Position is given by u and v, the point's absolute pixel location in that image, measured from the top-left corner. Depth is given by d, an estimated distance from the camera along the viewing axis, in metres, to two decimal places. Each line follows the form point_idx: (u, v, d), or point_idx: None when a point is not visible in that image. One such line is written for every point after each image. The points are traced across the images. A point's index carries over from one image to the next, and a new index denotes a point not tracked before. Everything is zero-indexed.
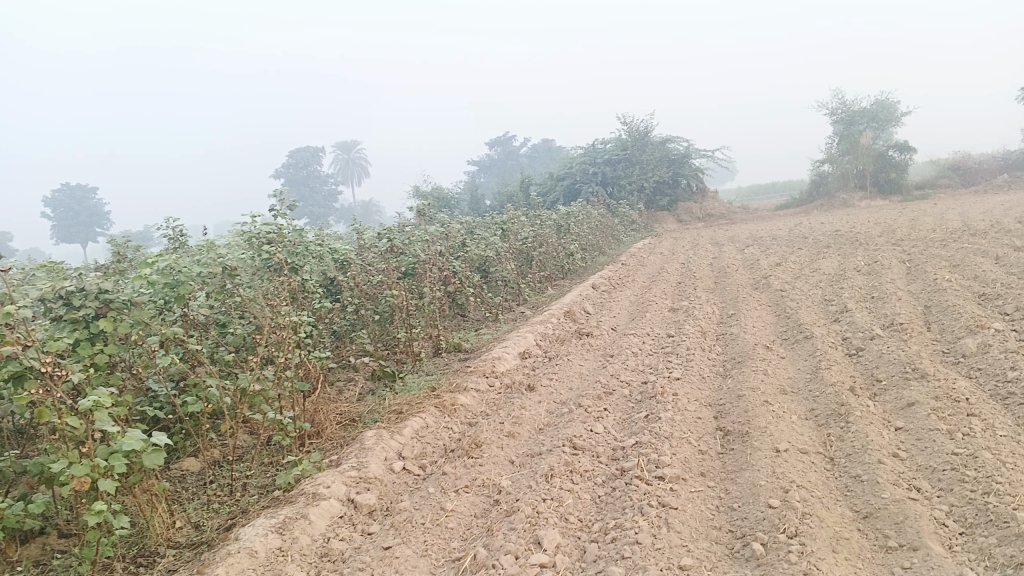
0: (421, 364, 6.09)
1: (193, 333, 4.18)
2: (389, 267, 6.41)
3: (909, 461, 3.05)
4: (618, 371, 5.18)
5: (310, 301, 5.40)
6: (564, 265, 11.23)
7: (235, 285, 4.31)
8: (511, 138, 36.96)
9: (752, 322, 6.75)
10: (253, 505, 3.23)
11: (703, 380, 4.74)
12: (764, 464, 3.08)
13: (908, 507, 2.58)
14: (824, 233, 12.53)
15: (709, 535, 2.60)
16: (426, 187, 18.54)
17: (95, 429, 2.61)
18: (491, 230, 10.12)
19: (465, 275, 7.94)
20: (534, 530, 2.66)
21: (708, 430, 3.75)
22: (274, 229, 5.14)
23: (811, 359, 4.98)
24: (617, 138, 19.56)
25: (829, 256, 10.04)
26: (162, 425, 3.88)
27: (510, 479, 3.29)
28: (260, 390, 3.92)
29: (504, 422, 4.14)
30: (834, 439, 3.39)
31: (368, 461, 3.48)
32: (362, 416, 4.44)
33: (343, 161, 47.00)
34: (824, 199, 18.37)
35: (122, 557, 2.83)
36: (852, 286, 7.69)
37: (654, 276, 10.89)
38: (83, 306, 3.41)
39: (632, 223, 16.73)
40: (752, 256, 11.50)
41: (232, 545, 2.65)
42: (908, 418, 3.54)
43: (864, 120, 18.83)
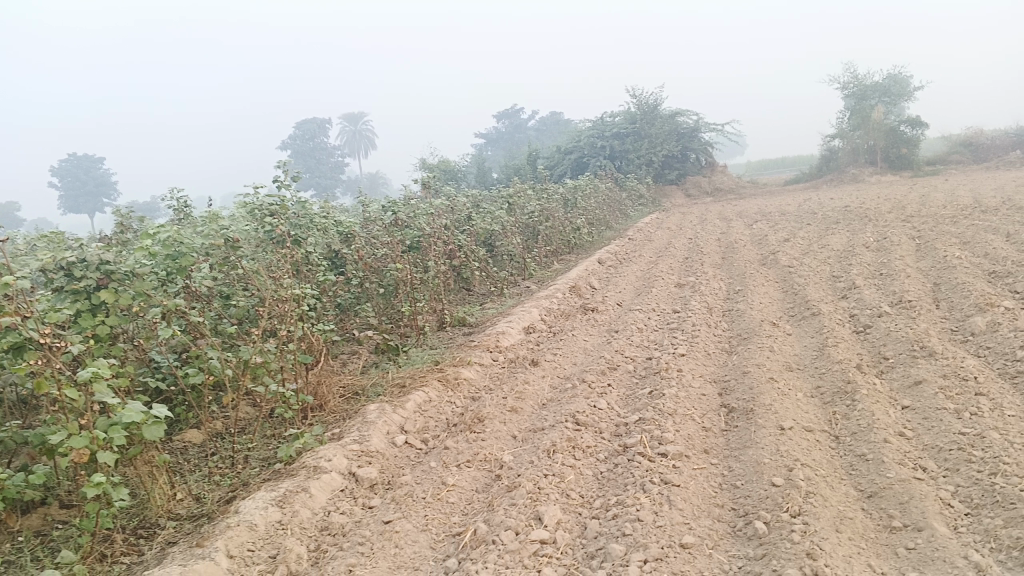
0: (426, 338, 6.08)
1: (196, 305, 4.18)
2: (394, 240, 6.38)
3: (915, 440, 3.01)
4: (623, 347, 5.16)
5: (314, 275, 5.38)
6: (570, 239, 11.18)
7: (237, 258, 4.29)
8: (520, 111, 36.72)
9: (759, 298, 6.71)
10: (255, 478, 3.23)
11: (708, 356, 4.71)
12: (768, 442, 3.05)
13: (912, 487, 2.55)
14: (833, 209, 12.43)
15: (711, 512, 2.58)
16: (432, 160, 18.45)
17: (94, 401, 2.60)
18: (497, 205, 10.07)
19: (470, 249, 7.90)
20: (534, 507, 2.63)
21: (712, 407, 3.72)
22: (277, 201, 5.09)
23: (817, 336, 4.94)
24: (625, 111, 19.41)
25: (838, 232, 9.95)
26: (165, 397, 3.89)
27: (511, 454, 3.28)
28: (263, 362, 3.92)
29: (507, 397, 4.12)
30: (839, 417, 3.36)
31: (370, 434, 3.46)
32: (365, 390, 4.43)
33: (350, 132, 46.82)
34: (834, 174, 18.23)
35: (123, 528, 2.83)
36: (861, 263, 7.62)
37: (661, 251, 10.82)
38: (84, 276, 3.42)
39: (639, 197, 16.63)
40: (760, 231, 11.43)
41: (232, 518, 2.64)
42: (915, 397, 3.50)
43: (876, 94, 18.61)
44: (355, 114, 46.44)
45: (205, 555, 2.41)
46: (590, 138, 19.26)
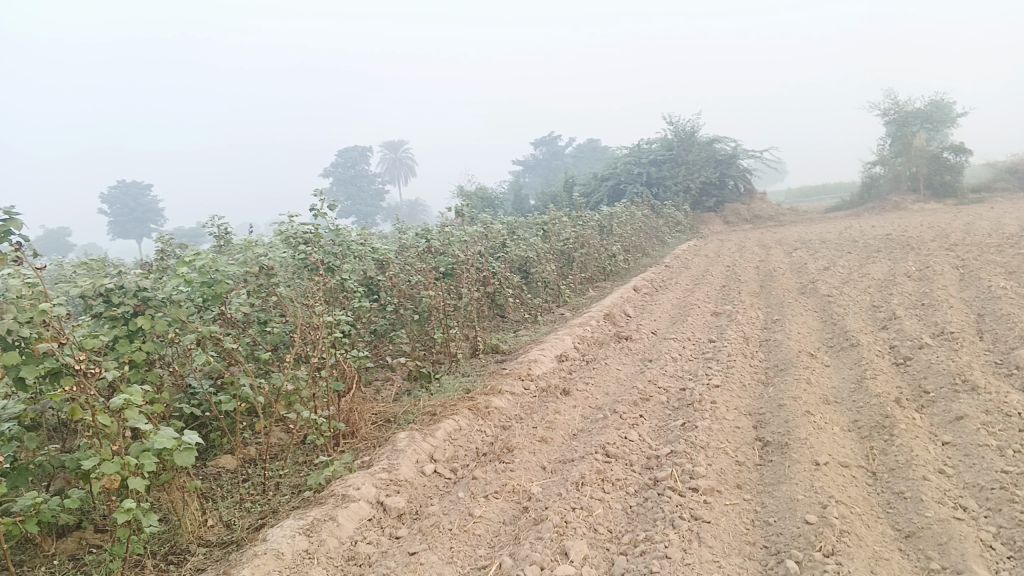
0: (459, 365, 6.09)
1: (231, 332, 4.23)
2: (428, 267, 6.42)
3: (956, 478, 2.93)
4: (656, 377, 5.10)
5: (348, 302, 5.43)
6: (606, 266, 11.16)
7: (272, 286, 4.34)
8: (557, 138, 36.88)
9: (797, 328, 6.61)
10: (284, 505, 3.23)
11: (744, 387, 4.64)
12: (802, 477, 2.98)
13: (952, 528, 2.47)
14: (875, 237, 12.25)
15: (742, 550, 2.52)
16: (470, 188, 18.61)
17: (127, 426, 2.64)
18: (532, 231, 10.11)
19: (504, 276, 7.93)
20: (561, 541, 2.60)
21: (747, 440, 3.66)
22: (312, 229, 5.16)
23: (856, 368, 4.85)
24: (663, 138, 19.42)
25: (879, 261, 9.79)
26: (200, 422, 3.95)
27: (540, 486, 3.25)
28: (296, 388, 3.96)
29: (537, 427, 4.09)
30: (877, 452, 3.28)
31: (399, 463, 3.46)
32: (397, 417, 4.44)
33: (389, 160, 47.45)
34: (875, 201, 17.98)
35: (154, 554, 2.85)
36: (902, 293, 7.48)
37: (698, 279, 10.73)
38: (122, 303, 3.51)
39: (676, 224, 16.56)
40: (800, 259, 11.29)
41: (259, 547, 2.65)
42: (955, 432, 3.40)
43: (918, 121, 18.37)
44: (395, 142, 47.03)
45: None
46: (627, 165, 19.23)
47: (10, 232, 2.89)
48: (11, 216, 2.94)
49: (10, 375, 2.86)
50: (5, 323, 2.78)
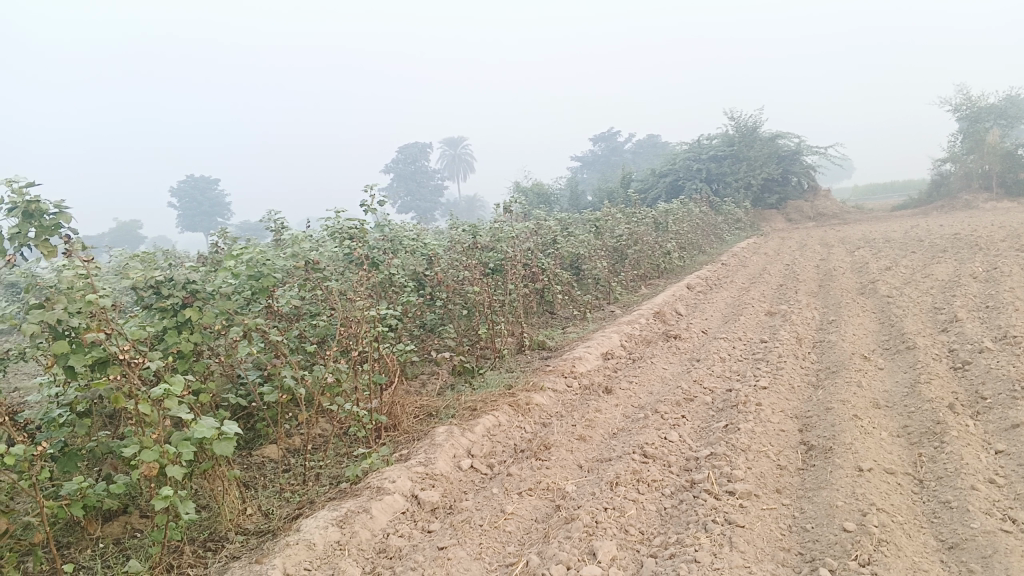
0: (503, 361, 6.09)
1: (278, 324, 4.30)
2: (475, 263, 6.44)
3: (1007, 488, 2.81)
4: (702, 377, 5.02)
5: (395, 296, 5.47)
6: (660, 263, 11.03)
7: (318, 281, 4.39)
8: (616, 134, 36.60)
9: (852, 329, 6.43)
10: (322, 496, 3.27)
11: (792, 389, 4.53)
12: (843, 483, 2.89)
13: (998, 541, 2.37)
14: (942, 236, 11.85)
15: (775, 556, 2.45)
16: (526, 184, 18.59)
17: (167, 415, 2.71)
18: (585, 228, 10.04)
19: (554, 272, 7.90)
20: (589, 541, 2.57)
21: (791, 444, 3.57)
22: (358, 224, 5.21)
23: (911, 371, 4.69)
24: (724, 134, 19.12)
25: (944, 262, 9.46)
26: (245, 412, 4.03)
27: (575, 484, 3.22)
28: (338, 381, 4.00)
29: (576, 425, 4.07)
30: (925, 459, 3.16)
31: (436, 457, 3.47)
32: (438, 412, 4.45)
33: (448, 156, 47.74)
34: (945, 199, 17.38)
35: (194, 540, 2.92)
36: (965, 294, 7.22)
37: (754, 277, 10.52)
38: (172, 295, 3.60)
39: (736, 221, 16.26)
40: (861, 258, 10.98)
41: (292, 536, 2.68)
42: (1010, 441, 3.26)
43: (992, 116, 17.67)
44: (455, 138, 47.20)
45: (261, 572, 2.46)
46: (686, 161, 18.95)
47: (60, 225, 3.01)
48: (61, 210, 3.06)
49: (60, 364, 2.97)
50: (55, 313, 2.88)
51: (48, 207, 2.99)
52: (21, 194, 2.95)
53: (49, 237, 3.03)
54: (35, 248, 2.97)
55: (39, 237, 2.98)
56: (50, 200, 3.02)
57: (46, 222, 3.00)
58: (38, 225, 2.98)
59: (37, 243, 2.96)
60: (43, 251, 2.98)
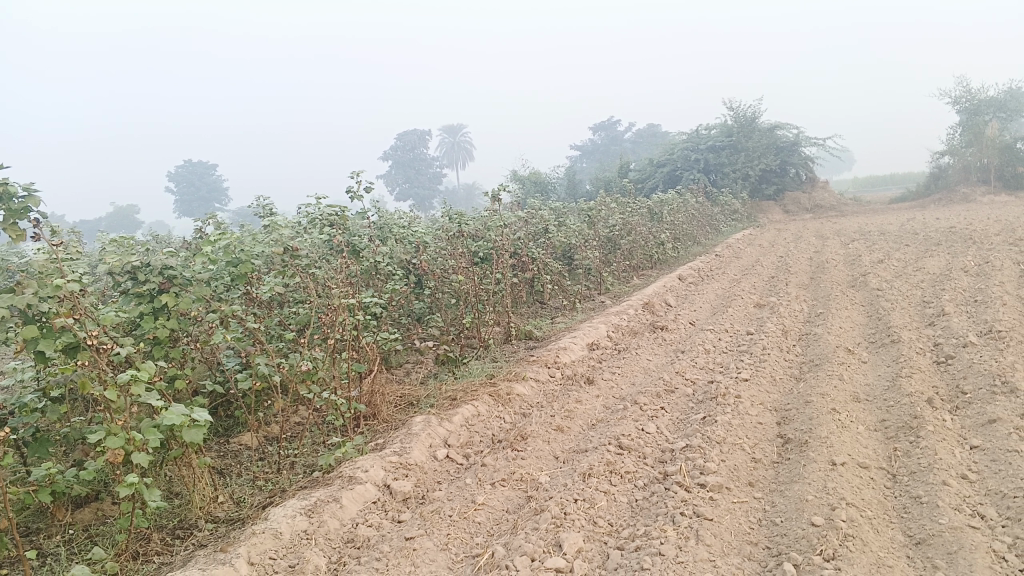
0: (489, 351, 6.06)
1: (258, 311, 4.26)
2: (462, 252, 6.41)
3: (979, 484, 2.80)
4: (685, 369, 5.00)
5: (380, 284, 5.44)
6: (653, 253, 10.99)
7: (298, 269, 4.35)
8: (615, 123, 36.49)
9: (840, 322, 6.42)
10: (294, 485, 3.25)
11: (774, 381, 4.52)
12: (815, 477, 2.88)
13: (964, 537, 2.37)
14: (937, 230, 11.84)
15: (741, 550, 2.44)
16: (523, 172, 18.53)
17: (134, 402, 2.68)
18: (578, 217, 10.00)
19: (544, 262, 7.87)
20: (556, 533, 2.57)
21: (767, 437, 3.56)
22: (338, 211, 5.17)
23: (894, 365, 4.68)
24: (722, 125, 19.05)
25: (937, 255, 9.44)
26: (224, 399, 4.01)
27: (548, 475, 3.21)
28: (316, 368, 3.96)
29: (555, 416, 4.05)
30: (899, 454, 3.15)
31: (411, 447, 3.46)
32: (419, 401, 4.43)
33: (447, 144, 47.57)
34: (942, 192, 17.36)
35: (163, 528, 2.91)
36: (955, 288, 7.21)
37: (746, 269, 10.49)
38: (148, 280, 3.57)
39: (732, 212, 16.22)
40: (855, 251, 10.97)
41: (258, 525, 2.67)
42: (985, 437, 3.25)
43: (990, 109, 17.27)
44: (455, 125, 46.92)
45: (226, 561, 2.44)
46: (684, 152, 18.87)
47: (29, 209, 2.98)
48: (31, 193, 3.02)
49: (29, 349, 2.94)
50: (24, 297, 2.85)
51: (18, 190, 2.95)
52: None
53: (18, 220, 2.99)
54: (3, 231, 2.94)
55: (8, 220, 2.95)
56: (19, 182, 2.98)
57: (15, 206, 2.96)
58: (7, 209, 2.94)
59: (5, 226, 2.93)
60: (11, 235, 2.95)
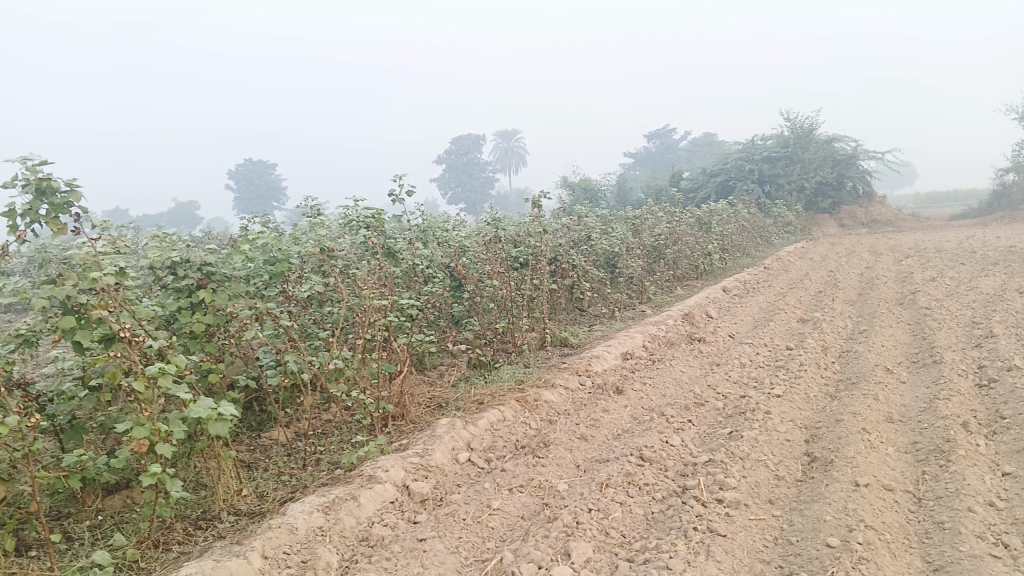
0: (522, 356, 6.06)
1: (293, 309, 4.30)
2: (501, 257, 6.42)
3: (1006, 513, 2.73)
4: (717, 382, 4.93)
5: (418, 286, 5.48)
6: (699, 264, 10.85)
7: (334, 269, 4.39)
8: (670, 132, 36.19)
9: (882, 340, 6.27)
10: (316, 481, 3.30)
11: (807, 398, 4.44)
12: (836, 498, 2.83)
13: (984, 566, 2.32)
14: (995, 249, 11.47)
15: (752, 568, 2.43)
16: (574, 179, 18.49)
17: (160, 394, 2.76)
18: (623, 226, 9.94)
19: (584, 269, 7.83)
20: (566, 541, 2.58)
21: (794, 454, 3.50)
22: (374, 214, 5.25)
23: (933, 386, 4.56)
24: (778, 135, 18.75)
25: (992, 275, 9.14)
26: (257, 395, 4.08)
27: (567, 484, 3.21)
28: (346, 367, 4.01)
29: (580, 425, 4.04)
30: (927, 477, 3.08)
31: (433, 449, 3.48)
32: (447, 403, 4.45)
33: (502, 149, 47.73)
34: (1004, 211, 16.83)
35: (186, 518, 2.99)
36: (1007, 310, 6.99)
37: (793, 283, 10.30)
38: (187, 276, 3.65)
39: (785, 224, 15.93)
40: (907, 268, 10.70)
41: (275, 519, 2.72)
42: (1020, 464, 3.15)
43: None
44: (509, 130, 46.95)
45: (240, 553, 2.50)
46: (737, 162, 18.64)
47: (70, 204, 3.10)
48: (72, 189, 3.14)
49: (67, 339, 3.04)
50: (64, 289, 2.96)
51: (60, 186, 3.07)
52: (33, 171, 3.04)
53: (60, 214, 3.11)
54: (45, 225, 3.06)
55: (50, 214, 3.07)
56: (62, 178, 3.10)
57: (57, 200, 3.08)
58: (50, 203, 3.06)
59: (47, 220, 3.05)
60: (53, 228, 3.06)
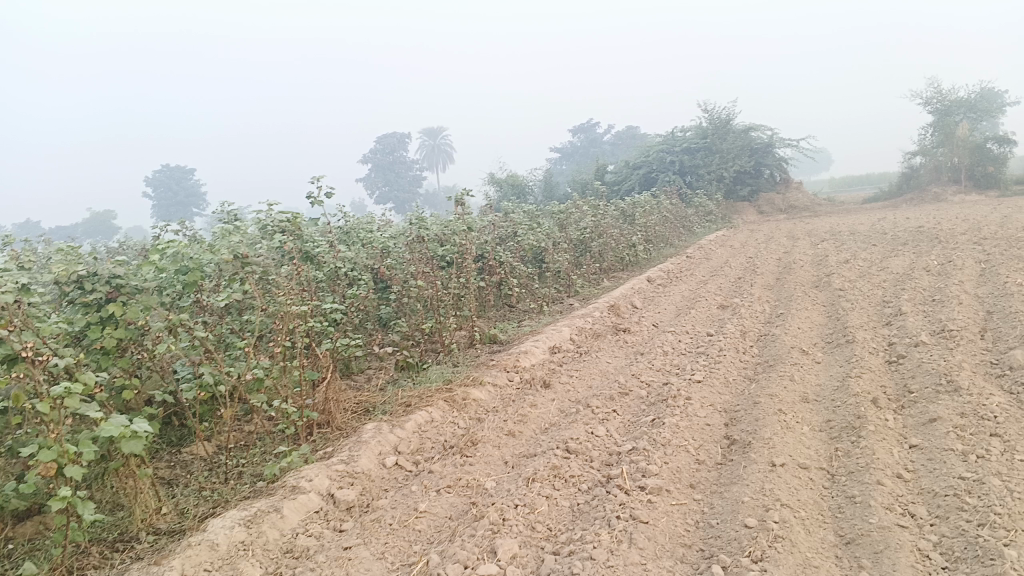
0: (451, 356, 6.04)
1: (208, 319, 4.17)
2: (425, 256, 6.37)
3: (913, 483, 2.85)
4: (641, 371, 5.02)
5: (342, 290, 5.40)
6: (625, 255, 10.99)
7: (249, 276, 4.28)
8: (594, 125, 36.58)
9: (799, 323, 6.46)
10: (238, 495, 3.23)
11: (727, 382, 4.55)
12: (754, 478, 2.92)
13: (891, 536, 2.44)
14: (905, 229, 11.93)
15: (674, 553, 2.50)
16: (500, 175, 18.51)
17: (66, 414, 2.65)
18: (548, 222, 9.99)
19: (511, 266, 7.84)
20: (492, 540, 2.60)
21: (714, 438, 3.59)
22: (289, 218, 5.16)
23: (846, 365, 4.72)
24: (697, 126, 19.15)
25: (902, 255, 9.51)
26: (175, 409, 3.96)
27: (494, 481, 3.22)
28: (266, 376, 3.92)
29: (508, 421, 4.06)
30: (840, 454, 3.19)
31: (359, 454, 3.45)
32: (374, 406, 4.40)
33: (428, 146, 47.37)
34: (913, 192, 17.53)
35: (102, 541, 2.89)
36: (914, 288, 7.27)
37: (715, 270, 10.53)
38: (94, 290, 3.50)
39: (706, 213, 16.28)
40: (823, 251, 11.04)
41: (195, 537, 2.65)
42: (925, 436, 3.30)
43: (961, 110, 17.58)
44: (434, 127, 46.64)
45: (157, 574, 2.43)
46: (659, 153, 18.95)
47: None
48: None
49: None
50: None
51: None
52: None
53: None
54: None
55: None
56: None
57: None
58: None
59: None
60: None
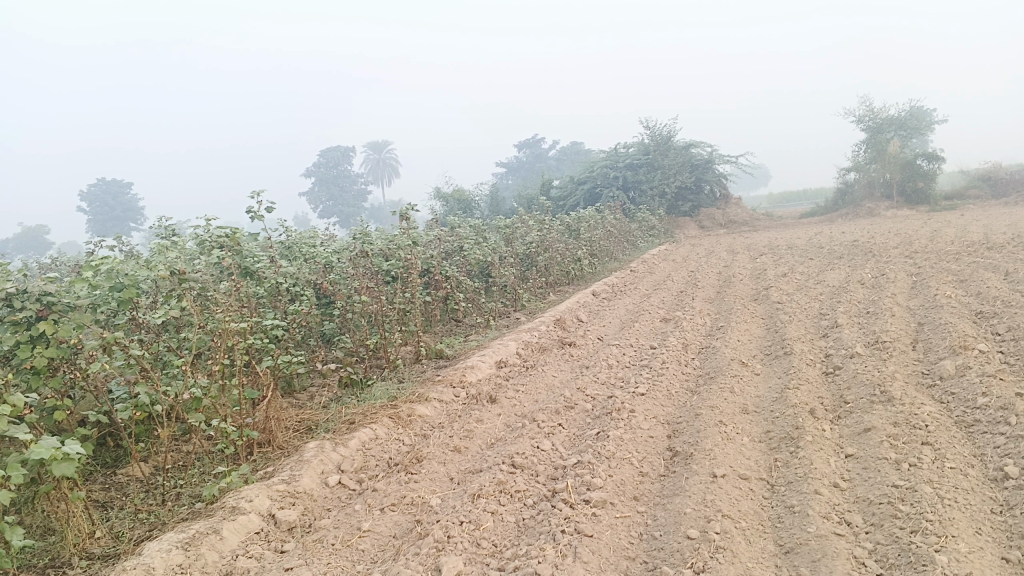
0: (396, 372, 5.99)
1: (144, 337, 4.07)
2: (369, 271, 6.32)
3: (849, 492, 2.93)
4: (586, 385, 5.05)
5: (284, 305, 5.31)
6: (570, 270, 11.07)
7: (187, 292, 4.18)
8: (540, 140, 36.87)
9: (739, 335, 6.58)
10: (175, 517, 3.14)
11: (670, 395, 4.60)
12: (696, 490, 2.96)
13: (828, 545, 2.49)
14: (840, 244, 12.27)
15: (618, 565, 2.52)
16: (446, 189, 18.48)
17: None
18: (494, 236, 10.00)
19: (457, 280, 7.82)
20: (436, 557, 2.58)
21: (657, 450, 3.63)
22: (228, 233, 5.05)
23: (785, 377, 4.83)
24: (639, 143, 19.43)
25: (837, 269, 9.78)
26: (110, 430, 3.84)
27: (439, 498, 3.20)
28: (204, 395, 3.83)
29: (453, 437, 4.05)
30: (779, 464, 3.26)
31: (301, 474, 3.39)
32: (317, 424, 4.33)
33: (373, 160, 47.07)
34: (848, 207, 18.04)
35: (32, 567, 2.79)
36: (850, 301, 7.47)
37: (658, 284, 10.67)
38: (24, 308, 3.38)
39: (650, 228, 16.52)
40: (763, 265, 11.28)
41: (129, 561, 2.58)
42: (860, 445, 3.39)
43: (892, 128, 18.10)
44: (379, 141, 46.41)
45: None
46: (603, 169, 19.16)
47: None
48: None
49: None
50: None
51: None
52: None
53: None
54: None
55: None
56: None
57: None
58: None
59: None
60: None
